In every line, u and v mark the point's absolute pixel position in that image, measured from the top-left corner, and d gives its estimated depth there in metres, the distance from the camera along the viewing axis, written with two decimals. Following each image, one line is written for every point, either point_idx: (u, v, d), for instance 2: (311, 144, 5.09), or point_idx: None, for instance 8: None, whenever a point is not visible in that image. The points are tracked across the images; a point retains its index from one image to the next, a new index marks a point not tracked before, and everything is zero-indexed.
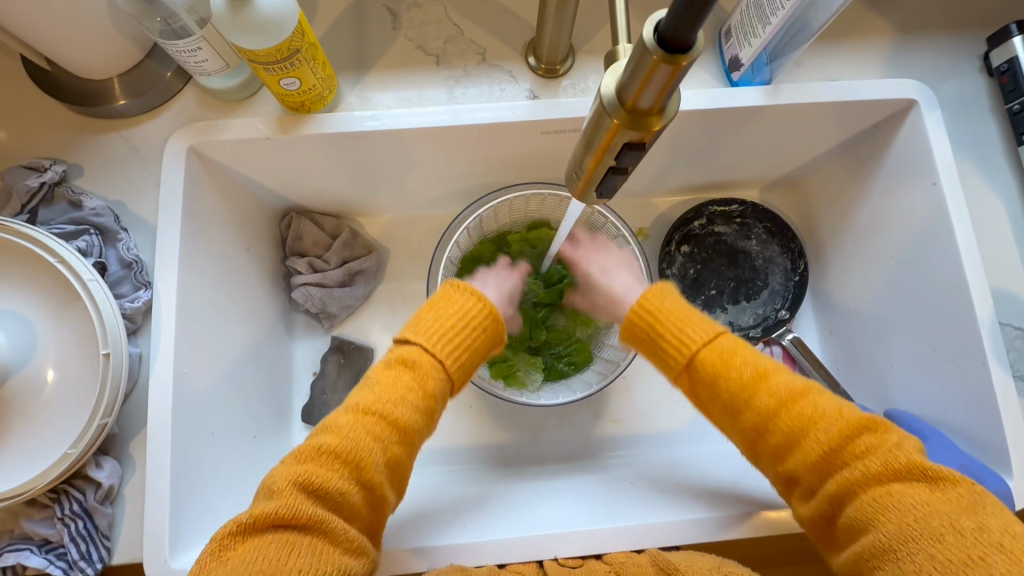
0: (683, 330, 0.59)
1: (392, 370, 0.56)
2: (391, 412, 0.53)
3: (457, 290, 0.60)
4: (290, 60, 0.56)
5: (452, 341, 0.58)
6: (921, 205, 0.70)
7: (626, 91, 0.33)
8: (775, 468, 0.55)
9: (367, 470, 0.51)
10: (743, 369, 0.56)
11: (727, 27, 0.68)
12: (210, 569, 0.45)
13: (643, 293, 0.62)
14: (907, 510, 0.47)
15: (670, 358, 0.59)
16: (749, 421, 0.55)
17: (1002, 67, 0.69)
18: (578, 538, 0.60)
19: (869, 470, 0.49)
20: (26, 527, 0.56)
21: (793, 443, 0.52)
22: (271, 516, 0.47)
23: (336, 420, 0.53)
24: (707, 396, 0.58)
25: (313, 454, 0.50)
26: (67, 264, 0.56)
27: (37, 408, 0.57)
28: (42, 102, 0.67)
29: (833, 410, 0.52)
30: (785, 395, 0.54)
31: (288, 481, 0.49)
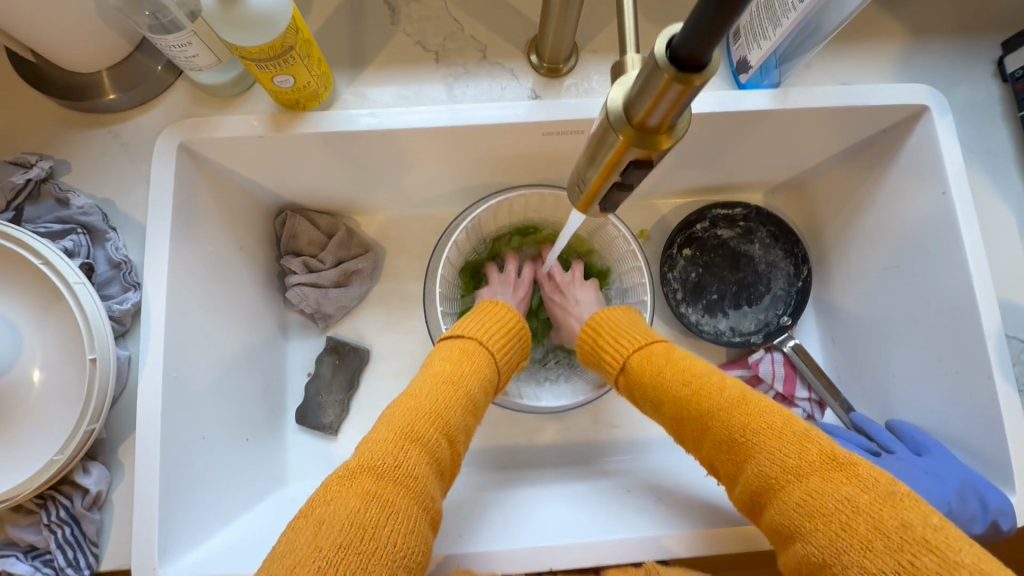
0: (621, 337, 0.65)
1: (463, 351, 0.60)
2: (466, 383, 0.57)
3: (494, 304, 0.66)
4: (284, 57, 0.54)
5: (507, 335, 0.64)
6: (929, 213, 0.69)
7: (635, 110, 0.31)
8: (709, 467, 0.56)
9: (451, 432, 0.53)
10: (667, 367, 0.60)
11: (736, 27, 0.66)
12: (311, 515, 0.45)
13: (592, 316, 0.69)
14: (827, 508, 0.46)
15: (610, 363, 0.65)
16: (676, 420, 0.58)
17: (1016, 73, 0.68)
18: (575, 549, 0.59)
19: (787, 467, 0.49)
20: (12, 534, 0.55)
21: (714, 441, 0.54)
22: (377, 466, 0.47)
23: (421, 386, 0.56)
24: (641, 396, 0.62)
25: (407, 412, 0.52)
26: (53, 265, 0.54)
27: (22, 412, 0.55)
28: (28, 95, 0.65)
29: (751, 406, 0.53)
30: (706, 396, 0.56)
31: (392, 433, 0.50)
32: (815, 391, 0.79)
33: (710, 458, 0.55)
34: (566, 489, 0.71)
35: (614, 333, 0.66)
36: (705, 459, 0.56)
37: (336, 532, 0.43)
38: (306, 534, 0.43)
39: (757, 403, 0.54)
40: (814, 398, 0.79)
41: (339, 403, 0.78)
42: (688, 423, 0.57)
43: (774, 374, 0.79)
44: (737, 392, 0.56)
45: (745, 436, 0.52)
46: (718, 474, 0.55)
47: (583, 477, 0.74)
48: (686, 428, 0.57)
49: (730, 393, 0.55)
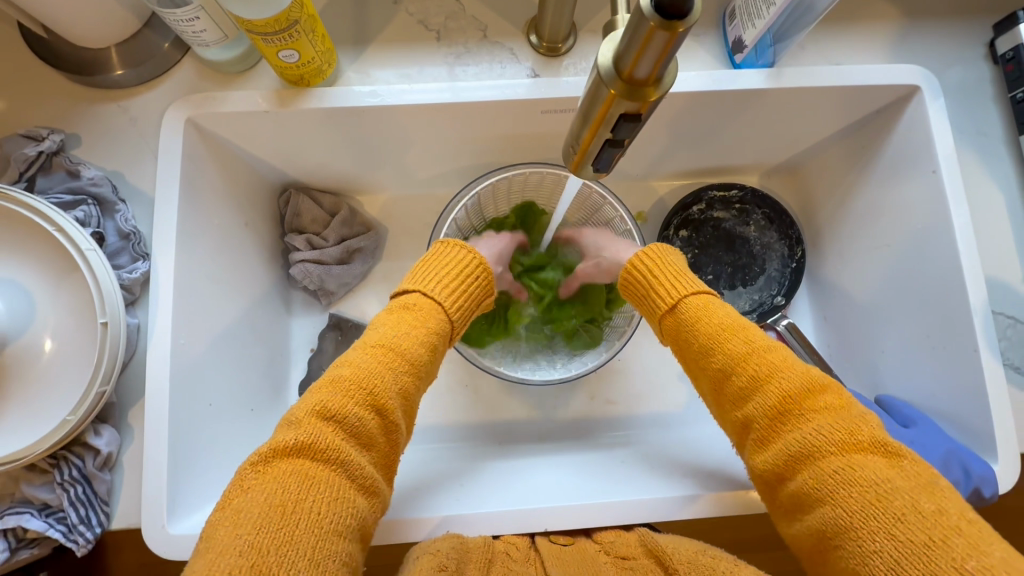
0: (675, 283, 0.61)
1: (395, 315, 0.57)
2: (400, 344, 0.53)
3: (444, 246, 0.63)
4: (290, 31, 0.56)
5: (452, 288, 0.60)
6: (920, 193, 0.70)
7: (624, 61, 0.33)
8: (737, 425, 0.53)
9: (381, 399, 0.50)
10: (723, 319, 0.56)
11: (732, 8, 0.68)
12: (232, 499, 0.43)
13: (643, 253, 0.64)
14: (866, 484, 0.45)
15: (659, 307, 0.61)
16: (720, 373, 0.54)
17: (1007, 54, 0.69)
18: (570, 513, 0.61)
19: (833, 439, 0.47)
20: (26, 492, 0.57)
21: (758, 400, 0.51)
22: (290, 446, 0.45)
23: (348, 355, 0.53)
24: (685, 345, 0.58)
25: (329, 386, 0.49)
26: (66, 233, 0.56)
27: (36, 375, 0.57)
28: (39, 70, 0.66)
29: (809, 376, 0.51)
30: (760, 353, 0.53)
31: (308, 411, 0.47)
32: None
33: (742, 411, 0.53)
34: (562, 459, 0.73)
35: (669, 274, 0.62)
36: (736, 416, 0.53)
37: (255, 515, 0.41)
38: (223, 525, 0.41)
39: (816, 375, 0.51)
40: None
41: None
42: (732, 378, 0.53)
43: None
44: (795, 362, 0.53)
45: (797, 402, 0.49)
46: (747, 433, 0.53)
47: (578, 450, 0.76)
48: (726, 383, 0.54)
49: (788, 360, 0.53)
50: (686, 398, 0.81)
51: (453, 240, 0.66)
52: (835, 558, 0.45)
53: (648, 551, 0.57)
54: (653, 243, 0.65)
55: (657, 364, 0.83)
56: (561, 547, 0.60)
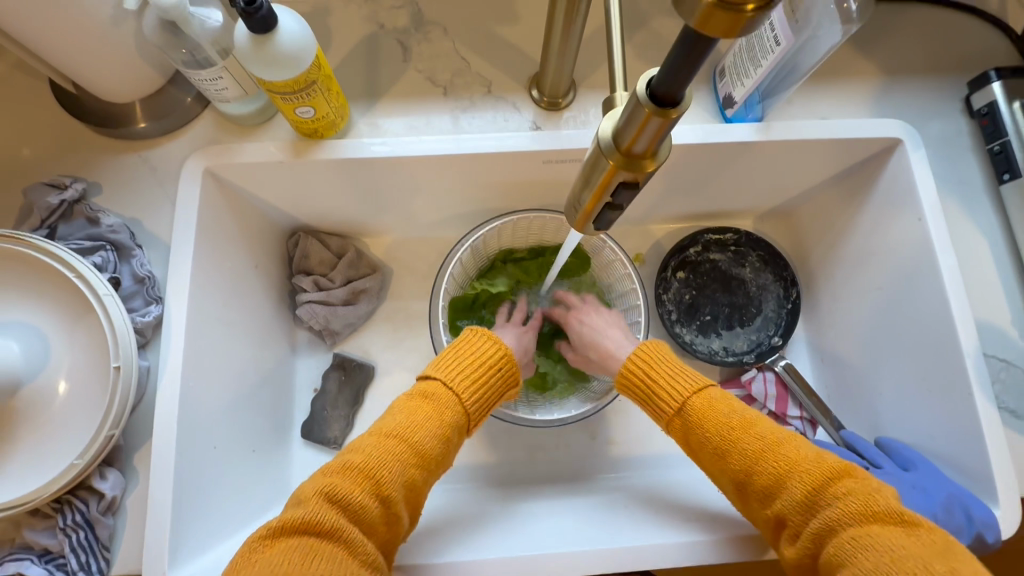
0: (675, 380, 0.63)
1: (413, 402, 0.60)
2: (413, 435, 0.57)
3: (479, 336, 0.65)
4: (306, 91, 0.60)
5: (474, 378, 0.63)
6: (907, 238, 0.73)
7: (623, 138, 0.35)
8: (766, 515, 0.55)
9: (383, 487, 0.54)
10: (730, 414, 0.59)
11: (721, 67, 0.72)
12: (241, 565, 0.48)
13: (642, 345, 0.66)
14: (895, 559, 0.47)
15: (666, 401, 0.63)
16: (740, 471, 0.57)
17: (982, 110, 0.73)
18: (572, 559, 0.60)
19: (853, 517, 0.50)
20: (28, 537, 0.56)
21: (781, 493, 0.54)
22: (297, 522, 0.50)
23: (359, 441, 0.57)
24: (698, 440, 0.60)
25: (339, 470, 0.54)
26: (85, 279, 0.57)
27: (46, 419, 0.58)
28: (65, 123, 0.70)
29: (821, 457, 0.55)
30: (768, 439, 0.57)
31: (315, 491, 0.52)
32: (806, 410, 0.82)
33: (764, 502, 0.56)
34: (563, 503, 0.73)
35: (668, 372, 0.64)
36: (763, 509, 0.56)
37: None
38: None
39: (827, 456, 0.55)
40: (805, 417, 0.82)
41: (344, 418, 0.81)
42: (751, 475, 0.56)
43: (767, 393, 0.82)
44: (804, 444, 0.57)
45: (812, 485, 0.53)
46: (778, 526, 0.55)
47: (579, 492, 0.76)
48: (747, 482, 0.56)
49: (797, 445, 0.57)
50: None
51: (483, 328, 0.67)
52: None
53: None
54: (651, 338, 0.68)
55: None
56: None
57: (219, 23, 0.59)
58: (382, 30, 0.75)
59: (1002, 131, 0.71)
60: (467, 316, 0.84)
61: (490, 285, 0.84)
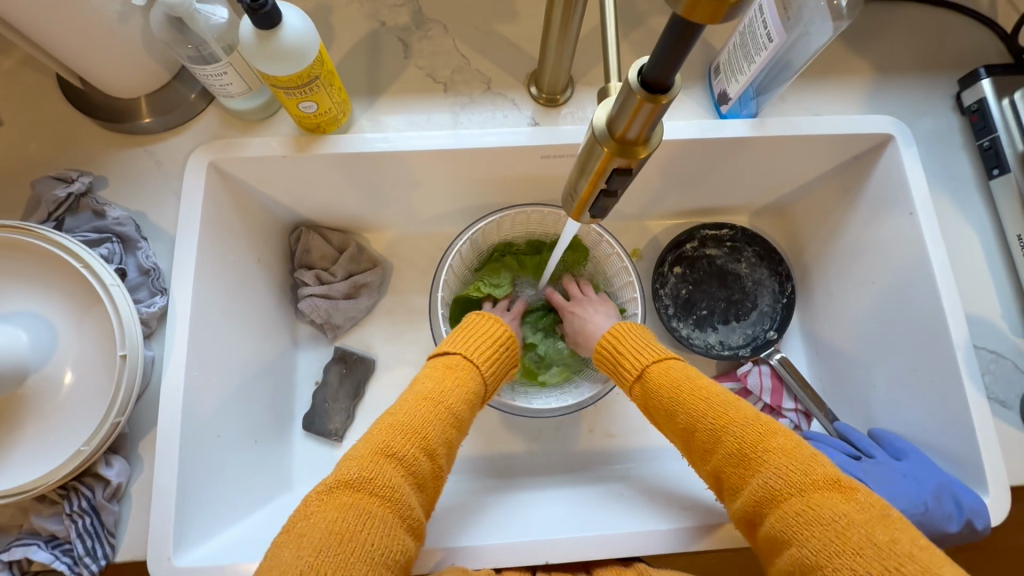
0: (639, 351, 0.67)
1: (438, 371, 0.64)
2: (448, 399, 0.60)
3: (484, 317, 0.70)
4: (309, 86, 0.61)
5: (489, 353, 0.67)
6: (899, 232, 0.74)
7: (617, 125, 0.37)
8: (712, 478, 0.59)
9: (429, 447, 0.57)
10: (683, 383, 0.62)
11: (716, 64, 0.73)
12: (293, 524, 0.50)
13: (615, 325, 0.71)
14: (824, 521, 0.49)
15: (629, 371, 0.67)
16: (689, 433, 0.60)
17: (973, 107, 0.74)
18: (570, 545, 0.62)
19: (791, 481, 0.53)
20: (35, 523, 0.57)
21: (722, 457, 0.57)
22: (354, 480, 0.52)
23: (400, 405, 0.60)
24: (654, 407, 0.64)
25: (387, 429, 0.56)
26: (92, 269, 0.59)
27: (52, 407, 0.59)
28: (72, 118, 0.71)
29: (762, 424, 0.57)
30: (717, 405, 0.60)
31: (369, 450, 0.54)
32: (801, 402, 0.83)
33: (711, 464, 0.58)
34: (561, 493, 0.74)
35: (636, 344, 0.68)
36: (710, 471, 0.59)
37: (317, 539, 0.48)
38: (290, 545, 0.48)
39: (769, 423, 0.57)
40: (800, 409, 0.83)
41: (344, 410, 0.82)
42: (698, 440, 0.59)
43: (762, 386, 0.83)
44: (753, 413, 0.59)
45: (754, 449, 0.55)
46: (721, 487, 0.58)
47: (577, 483, 0.77)
48: (695, 447, 0.60)
49: (743, 413, 0.59)
50: None
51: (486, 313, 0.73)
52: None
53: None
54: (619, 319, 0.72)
55: None
56: None
57: (224, 19, 0.60)
58: (383, 28, 0.76)
59: (992, 128, 0.72)
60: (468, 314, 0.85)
61: (495, 288, 0.84)
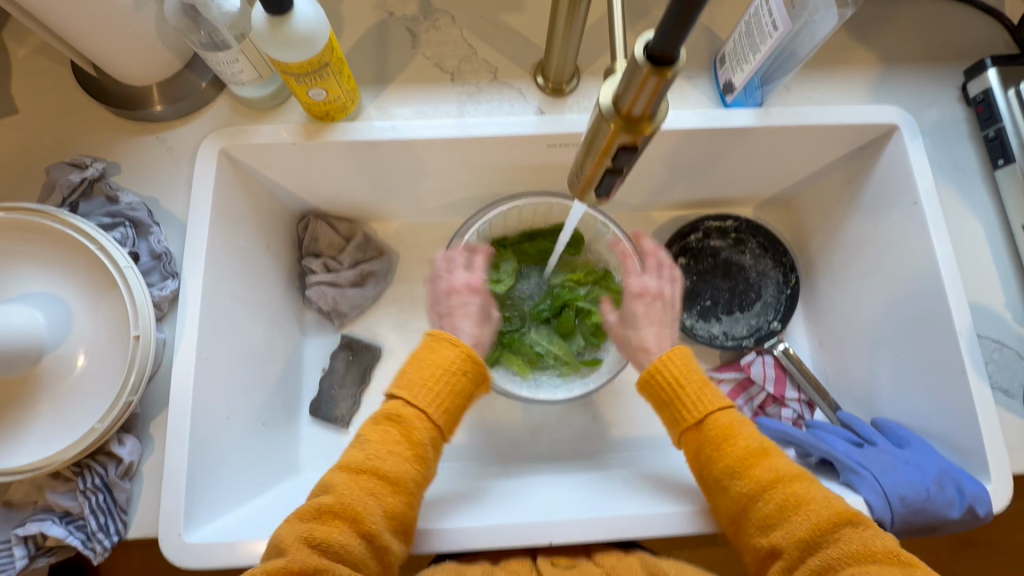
0: (700, 398, 0.62)
1: (380, 427, 0.59)
2: (381, 466, 0.56)
3: (432, 341, 0.63)
4: (319, 72, 0.62)
5: (438, 392, 0.60)
6: (903, 222, 0.74)
7: (623, 101, 0.37)
8: (760, 546, 0.56)
9: (365, 526, 0.54)
10: (749, 443, 0.58)
11: (722, 54, 0.74)
12: None
13: (669, 354, 0.64)
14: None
15: (681, 420, 0.62)
16: (747, 496, 0.56)
17: (978, 97, 0.74)
18: (574, 526, 0.62)
19: (853, 560, 0.52)
20: (50, 499, 0.58)
21: (782, 527, 0.55)
22: (278, 574, 0.50)
23: (331, 479, 0.56)
24: (707, 461, 0.60)
25: (314, 514, 0.54)
26: (106, 251, 0.60)
27: (66, 387, 0.60)
28: (87, 105, 0.72)
29: (831, 500, 0.55)
30: (781, 472, 0.57)
31: (294, 538, 0.52)
32: (804, 392, 0.83)
33: (765, 532, 0.56)
34: (564, 479, 0.75)
35: (694, 388, 0.62)
36: (760, 538, 0.56)
37: None
38: None
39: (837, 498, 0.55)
40: (804, 399, 0.83)
41: (351, 396, 0.83)
42: (754, 506, 0.56)
43: (766, 376, 0.84)
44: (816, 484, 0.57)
45: (820, 525, 0.53)
46: (770, 558, 0.55)
47: (581, 470, 0.78)
48: (746, 514, 0.57)
49: (811, 483, 0.57)
50: None
51: (442, 332, 0.65)
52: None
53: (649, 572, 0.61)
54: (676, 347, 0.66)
55: None
56: (565, 569, 0.62)
57: (236, 7, 0.61)
58: (391, 18, 0.77)
59: (997, 118, 0.72)
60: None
61: (496, 282, 0.83)
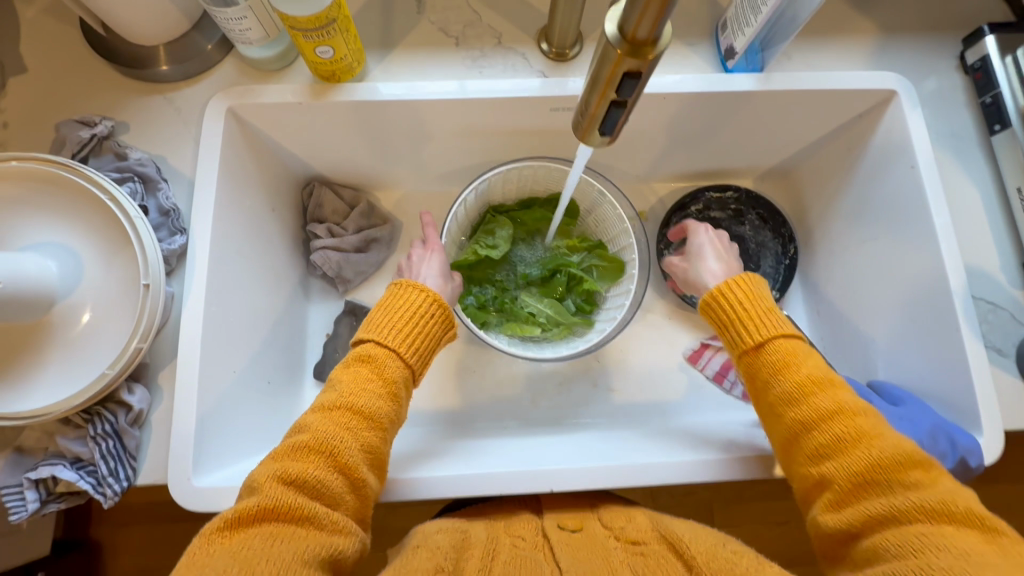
0: (766, 323, 0.60)
1: (352, 367, 0.57)
2: (357, 403, 0.55)
3: (401, 287, 0.63)
4: (326, 29, 0.62)
5: (408, 333, 0.60)
6: (901, 187, 0.75)
7: (627, 25, 0.38)
8: (811, 477, 0.54)
9: (342, 460, 0.52)
10: (814, 373, 0.56)
11: (723, 20, 0.75)
12: (192, 564, 0.44)
13: (733, 279, 0.64)
14: (951, 548, 0.45)
15: (742, 343, 0.61)
16: (804, 423, 0.55)
17: (976, 64, 0.75)
18: (575, 477, 0.64)
19: (920, 507, 0.48)
20: (61, 444, 0.59)
21: (839, 459, 0.52)
22: (253, 512, 0.47)
23: (304, 419, 0.54)
24: (763, 386, 0.59)
25: (290, 451, 0.52)
26: (117, 202, 0.61)
27: (76, 335, 0.61)
28: (96, 66, 0.73)
29: (903, 446, 0.51)
30: (846, 405, 0.54)
31: (268, 476, 0.50)
32: None
33: (819, 463, 0.54)
34: (564, 439, 0.76)
35: (760, 313, 0.61)
36: (812, 468, 0.54)
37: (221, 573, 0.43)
38: None
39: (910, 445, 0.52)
40: None
41: None
42: (810, 434, 0.55)
43: None
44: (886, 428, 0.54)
45: (886, 467, 0.51)
46: (821, 490, 0.54)
47: (581, 432, 0.79)
48: (801, 441, 0.55)
49: (880, 425, 0.53)
50: (685, 386, 0.86)
51: (409, 281, 0.65)
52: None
53: (668, 543, 0.59)
54: (747, 274, 0.64)
55: (656, 353, 0.87)
56: (572, 533, 0.63)
57: None
58: None
59: (994, 84, 0.73)
60: (468, 279, 0.85)
61: (491, 249, 0.84)
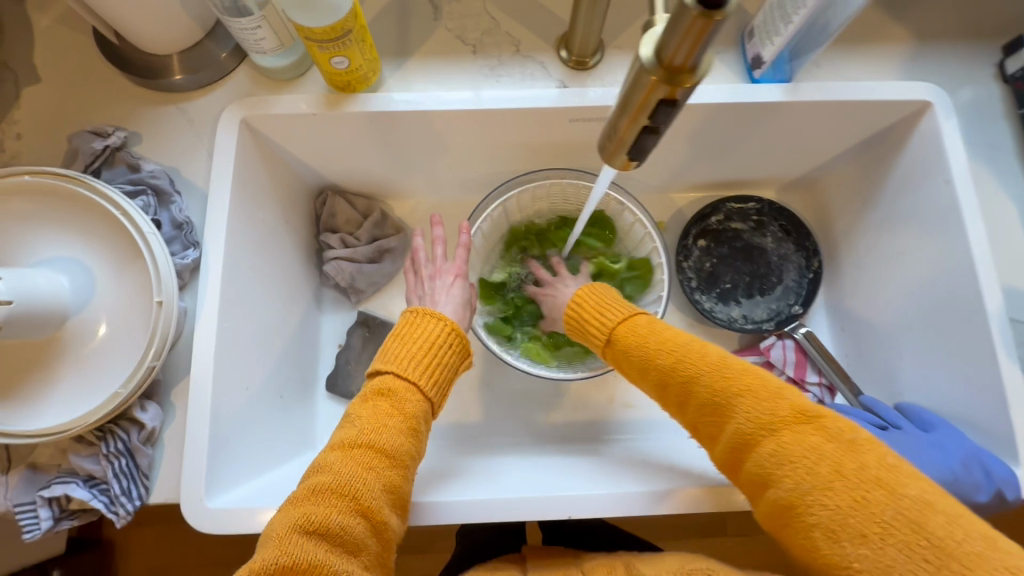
0: (603, 313, 0.63)
1: (370, 403, 0.56)
2: (378, 440, 0.53)
3: (418, 316, 0.61)
4: (342, 40, 0.61)
5: (427, 364, 0.58)
6: (934, 202, 0.72)
7: (665, 51, 0.36)
8: (688, 428, 0.56)
9: (363, 504, 0.50)
10: (647, 340, 0.58)
11: (750, 28, 0.72)
12: None
13: (576, 292, 0.67)
14: (797, 459, 0.47)
15: (594, 339, 0.63)
16: (658, 385, 0.57)
17: (1016, 73, 0.72)
18: (591, 503, 0.62)
19: (763, 423, 0.49)
20: (73, 462, 0.59)
21: (694, 404, 0.54)
22: (270, 569, 0.46)
23: (324, 458, 0.53)
24: (625, 367, 0.61)
25: (308, 497, 0.50)
26: (130, 217, 0.60)
27: (89, 352, 0.60)
28: (110, 75, 0.72)
29: (732, 368, 0.53)
30: (681, 353, 0.56)
31: (286, 527, 0.48)
32: (824, 375, 0.82)
33: (686, 414, 0.55)
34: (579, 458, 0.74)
35: (598, 305, 0.64)
36: (684, 419, 0.56)
37: None
38: None
39: (739, 365, 0.53)
40: (824, 383, 0.83)
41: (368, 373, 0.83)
42: (668, 392, 0.56)
43: (786, 360, 0.82)
44: (718, 355, 0.55)
45: (722, 395, 0.52)
46: (699, 437, 0.55)
47: (596, 449, 0.78)
48: (667, 401, 0.57)
49: (711, 357, 0.55)
50: None
51: (424, 309, 0.63)
52: (795, 532, 0.47)
53: None
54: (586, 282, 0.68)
55: None
56: None
57: None
58: None
59: None
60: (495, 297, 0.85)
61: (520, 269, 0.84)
